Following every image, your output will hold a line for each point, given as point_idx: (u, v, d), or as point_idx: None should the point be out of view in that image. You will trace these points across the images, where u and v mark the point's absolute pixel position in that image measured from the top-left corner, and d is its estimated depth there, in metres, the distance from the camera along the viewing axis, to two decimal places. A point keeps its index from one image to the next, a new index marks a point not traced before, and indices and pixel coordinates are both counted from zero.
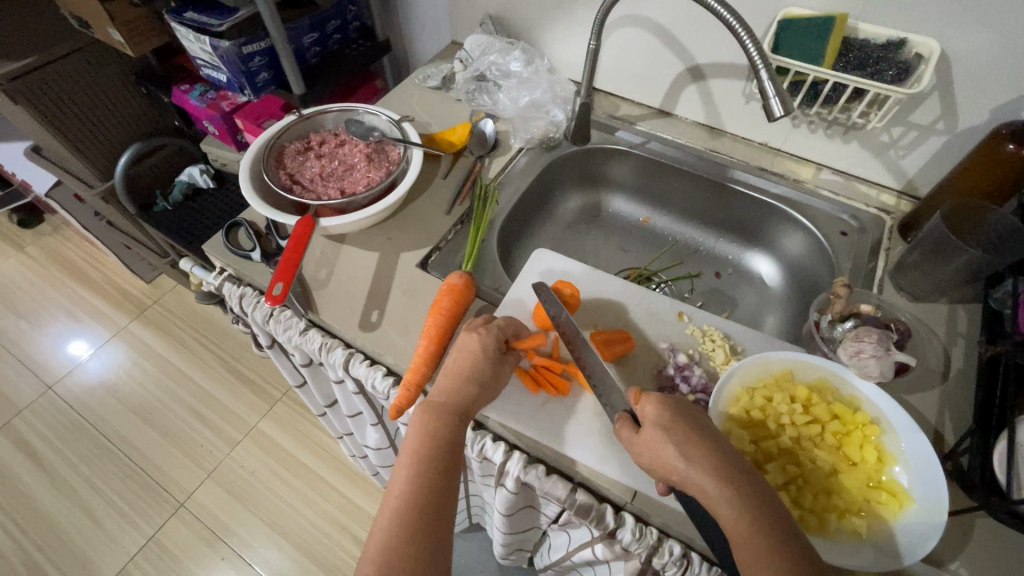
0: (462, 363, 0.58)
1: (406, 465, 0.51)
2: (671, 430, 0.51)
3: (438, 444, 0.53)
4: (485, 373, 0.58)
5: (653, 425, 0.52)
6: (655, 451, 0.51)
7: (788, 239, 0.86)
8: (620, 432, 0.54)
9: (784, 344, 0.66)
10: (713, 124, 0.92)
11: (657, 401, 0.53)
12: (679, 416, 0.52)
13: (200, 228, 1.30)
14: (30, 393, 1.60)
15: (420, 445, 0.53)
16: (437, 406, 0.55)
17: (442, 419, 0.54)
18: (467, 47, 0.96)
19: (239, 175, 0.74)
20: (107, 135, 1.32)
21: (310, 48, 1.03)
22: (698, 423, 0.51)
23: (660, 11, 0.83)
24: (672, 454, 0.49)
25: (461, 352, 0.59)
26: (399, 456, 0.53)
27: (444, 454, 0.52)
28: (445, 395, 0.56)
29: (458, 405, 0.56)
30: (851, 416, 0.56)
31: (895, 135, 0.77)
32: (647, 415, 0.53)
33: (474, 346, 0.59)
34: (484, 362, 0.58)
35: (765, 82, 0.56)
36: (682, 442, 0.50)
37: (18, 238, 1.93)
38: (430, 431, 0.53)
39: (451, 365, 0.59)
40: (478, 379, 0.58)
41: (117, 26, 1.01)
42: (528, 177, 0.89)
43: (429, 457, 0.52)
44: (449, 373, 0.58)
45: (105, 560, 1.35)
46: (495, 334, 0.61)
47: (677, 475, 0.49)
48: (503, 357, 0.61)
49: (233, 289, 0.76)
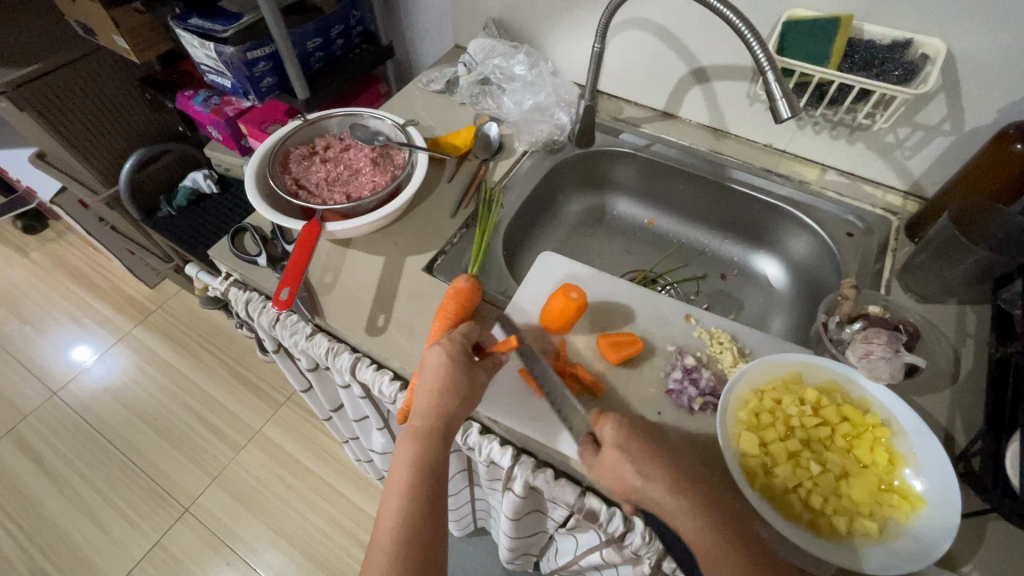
0: (431, 379, 0.56)
1: (396, 493, 0.53)
2: (626, 448, 0.52)
3: (424, 467, 0.53)
4: (461, 386, 0.56)
5: (609, 446, 0.53)
6: (614, 470, 0.52)
7: (794, 240, 0.86)
8: (582, 454, 0.55)
9: (792, 346, 0.66)
10: (716, 125, 0.92)
11: (614, 421, 0.54)
12: (633, 433, 0.53)
13: (204, 233, 1.31)
14: (35, 398, 1.61)
15: (407, 471, 0.53)
16: (418, 430, 0.55)
17: (424, 442, 0.54)
18: (471, 51, 0.97)
19: (245, 180, 0.74)
20: (111, 140, 1.32)
21: (314, 53, 1.03)
22: (649, 437, 0.53)
23: (663, 14, 0.83)
24: (630, 472, 0.51)
25: (429, 368, 0.56)
26: (389, 483, 0.54)
27: (429, 478, 0.53)
28: (423, 415, 0.55)
29: (437, 425, 0.55)
30: (861, 418, 0.56)
31: (900, 135, 0.77)
32: (606, 436, 0.53)
33: (439, 359, 0.56)
34: (453, 375, 0.56)
35: (772, 84, 0.56)
36: (637, 460, 0.51)
37: (23, 244, 1.94)
38: (413, 457, 0.54)
39: (421, 383, 0.56)
40: (451, 395, 0.55)
41: (122, 33, 1.02)
42: (533, 179, 0.89)
43: (416, 483, 0.53)
44: (421, 391, 0.56)
45: (110, 565, 1.35)
46: (458, 341, 0.59)
47: (637, 492, 0.51)
48: (470, 362, 0.58)
49: (239, 294, 0.76)
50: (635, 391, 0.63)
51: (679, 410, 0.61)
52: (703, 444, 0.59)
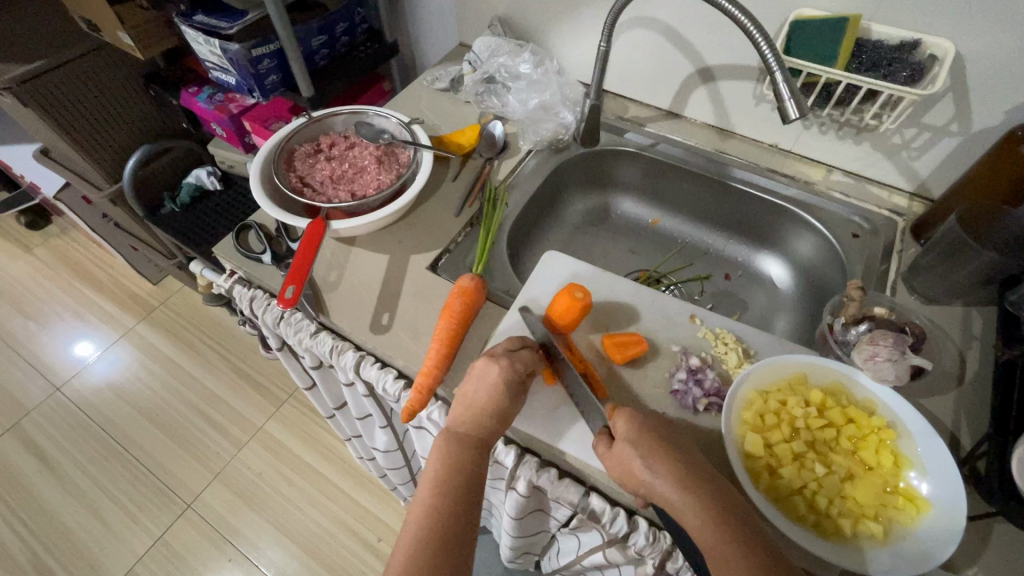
0: (482, 396, 0.55)
1: (425, 498, 0.52)
2: (638, 443, 0.52)
3: (458, 476, 0.53)
4: (506, 408, 0.55)
5: (622, 440, 0.53)
6: (623, 464, 0.52)
7: (799, 241, 0.86)
8: (597, 446, 0.56)
9: (797, 348, 0.66)
10: (722, 124, 0.92)
11: (628, 417, 0.54)
12: (647, 430, 0.53)
13: (208, 230, 1.31)
14: (38, 394, 1.61)
15: (437, 477, 0.53)
16: (458, 438, 0.55)
17: (463, 452, 0.54)
18: (476, 49, 0.96)
19: (250, 178, 0.74)
20: (116, 137, 1.33)
21: (318, 51, 1.03)
22: (665, 435, 0.53)
23: (670, 13, 0.83)
24: (638, 466, 0.51)
25: (481, 385, 0.56)
26: (419, 487, 0.53)
27: (463, 488, 0.52)
28: (465, 426, 0.55)
29: (477, 437, 0.55)
30: (867, 420, 0.56)
31: (907, 136, 0.76)
32: (619, 431, 0.54)
33: (494, 380, 0.55)
34: (506, 398, 0.55)
35: (780, 84, 0.55)
36: (647, 455, 0.51)
37: (26, 240, 1.94)
38: (449, 465, 0.53)
39: (468, 395, 0.56)
40: (499, 414, 0.55)
41: (127, 29, 1.02)
42: (538, 178, 0.88)
43: (449, 489, 0.52)
44: (467, 403, 0.56)
45: (112, 562, 1.35)
46: (516, 368, 0.56)
47: (644, 487, 0.51)
48: (523, 392, 0.57)
49: (243, 292, 0.76)
50: (640, 391, 0.63)
51: (683, 411, 0.61)
52: (708, 445, 0.59)
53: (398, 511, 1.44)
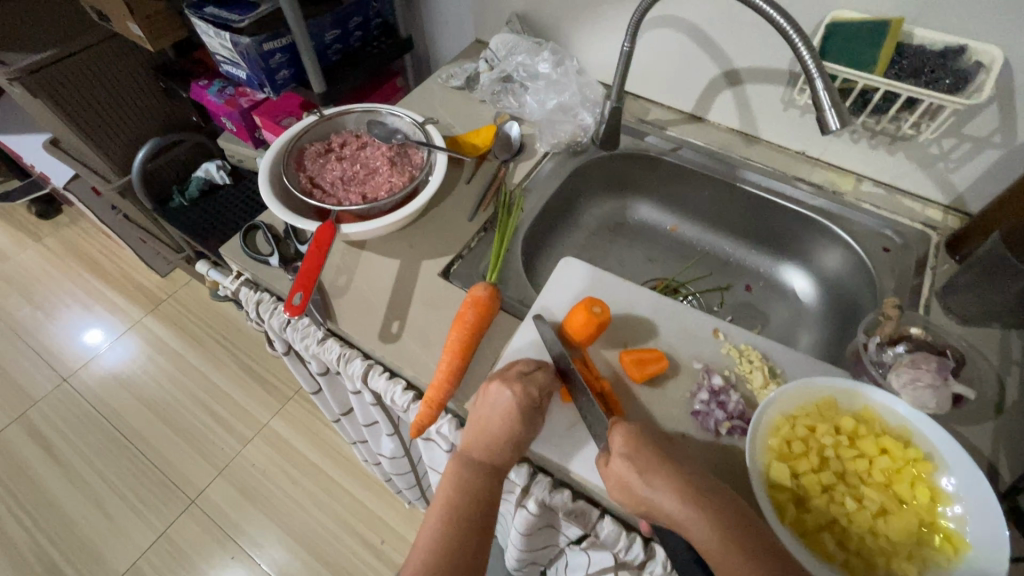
0: (496, 423, 0.53)
1: (434, 524, 0.50)
2: (634, 458, 0.51)
3: (471, 502, 0.51)
4: (520, 436, 0.53)
5: (617, 455, 0.51)
6: (621, 482, 0.51)
7: (825, 254, 0.83)
8: (597, 461, 0.54)
9: (826, 368, 0.62)
10: (747, 129, 0.88)
11: (624, 431, 0.52)
12: (645, 444, 0.52)
13: (217, 226, 1.29)
14: (45, 384, 1.61)
15: (448, 503, 0.51)
16: (472, 463, 0.53)
17: (476, 478, 0.52)
18: (493, 47, 0.93)
19: (259, 177, 0.72)
20: (127, 130, 1.31)
21: (331, 45, 1.00)
22: (660, 446, 0.52)
23: (696, 12, 0.79)
24: (636, 483, 0.50)
25: (495, 411, 0.53)
26: (430, 509, 0.52)
27: (474, 516, 0.50)
28: (478, 450, 0.53)
29: (490, 464, 0.53)
30: (902, 451, 0.52)
31: (945, 146, 0.73)
32: (614, 446, 0.52)
33: (509, 407, 0.53)
34: (520, 426, 0.53)
35: (821, 93, 0.52)
36: (644, 470, 0.50)
37: (36, 229, 1.94)
38: (461, 490, 0.51)
39: (482, 420, 0.54)
40: (514, 443, 0.53)
41: (138, 20, 0.99)
42: (554, 182, 0.86)
43: (460, 516, 0.50)
44: (480, 427, 0.54)
45: (115, 555, 1.35)
46: (531, 394, 0.54)
47: (645, 503, 0.50)
48: (540, 418, 0.55)
49: (249, 294, 0.74)
50: (660, 411, 0.60)
51: (704, 433, 0.58)
52: (729, 470, 0.56)
53: (401, 514, 1.42)
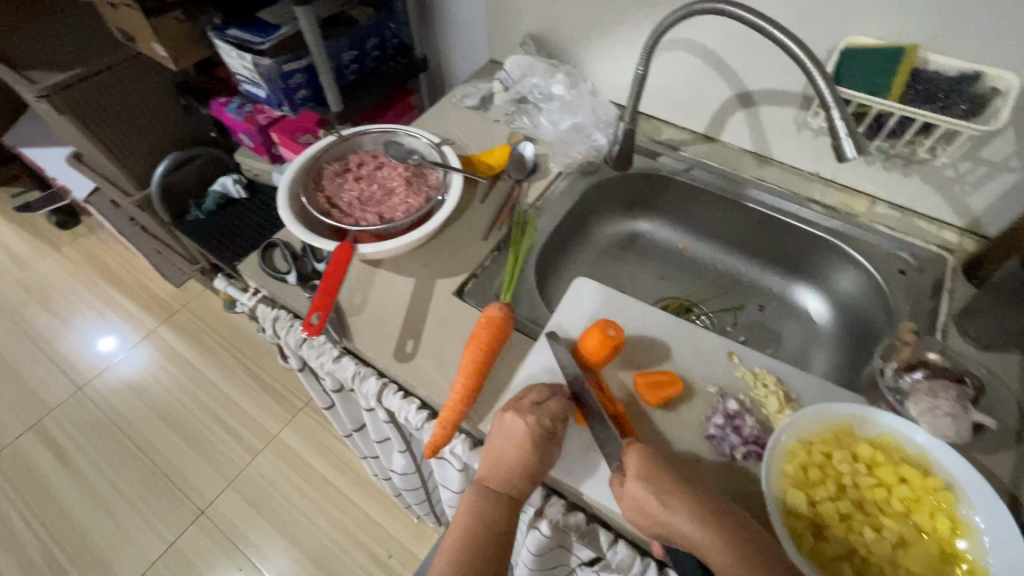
0: (510, 453, 0.53)
1: (450, 552, 0.51)
2: (651, 481, 0.50)
3: (487, 532, 0.52)
4: (534, 467, 0.53)
5: (634, 479, 0.51)
6: (638, 504, 0.51)
7: (840, 276, 0.83)
8: (611, 482, 0.54)
9: (842, 393, 0.62)
10: (760, 150, 0.88)
11: (639, 452, 0.52)
12: (660, 465, 0.52)
13: (233, 239, 1.31)
14: (60, 393, 1.63)
15: (463, 533, 0.52)
16: (488, 492, 0.54)
17: (491, 507, 0.53)
18: (508, 68, 0.95)
19: (278, 197, 0.73)
20: (148, 145, 1.34)
21: (349, 65, 1.02)
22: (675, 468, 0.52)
23: (709, 35, 0.80)
24: (654, 505, 0.49)
25: (509, 441, 0.54)
26: (447, 536, 0.53)
27: (492, 549, 0.51)
28: (494, 480, 0.54)
29: (505, 493, 0.54)
30: (922, 480, 0.52)
31: (961, 170, 0.72)
32: (630, 468, 0.52)
33: (521, 439, 0.53)
34: (534, 457, 0.53)
35: (836, 120, 0.53)
36: (662, 494, 0.50)
37: (56, 239, 1.98)
38: (477, 519, 0.52)
39: (496, 450, 0.54)
40: (528, 473, 0.53)
41: (162, 41, 1.03)
42: (567, 202, 0.86)
43: (477, 546, 0.51)
44: (494, 458, 0.54)
45: (125, 565, 1.35)
46: (544, 424, 0.54)
47: (663, 526, 0.49)
48: (554, 448, 0.55)
49: (266, 311, 0.74)
50: (675, 435, 0.60)
51: (719, 459, 0.58)
52: (745, 496, 0.55)
53: (409, 529, 1.41)
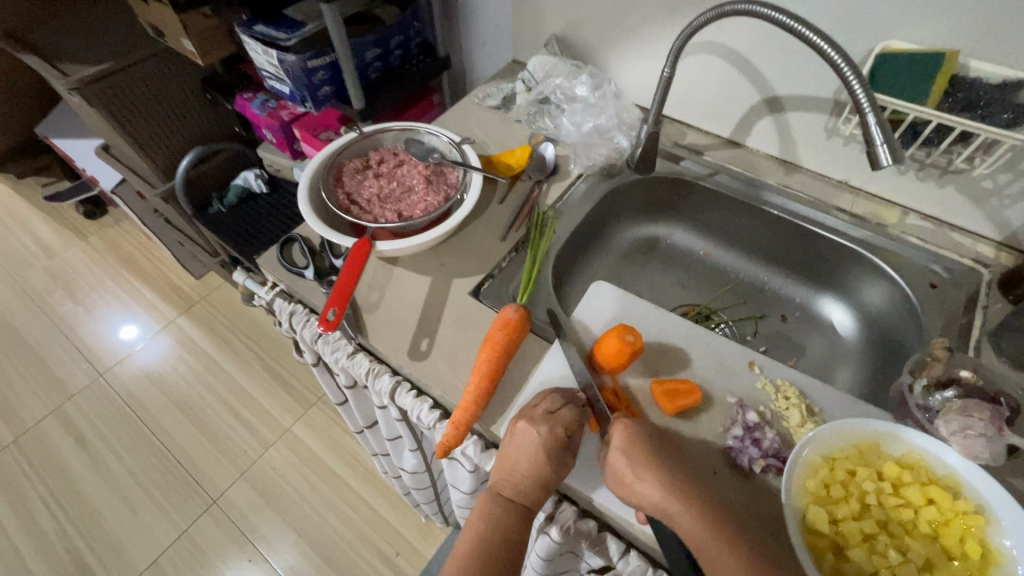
0: (524, 462, 0.53)
1: (463, 556, 0.50)
2: (629, 453, 0.52)
3: (501, 539, 0.51)
4: (549, 477, 0.52)
5: (615, 450, 0.52)
6: (616, 473, 0.52)
7: (867, 288, 0.80)
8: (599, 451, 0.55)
9: (867, 409, 0.60)
10: (787, 157, 0.86)
11: (626, 425, 0.53)
12: (643, 440, 0.52)
13: (253, 233, 1.32)
14: (82, 379, 1.67)
15: (477, 539, 0.51)
16: (501, 499, 0.53)
17: (505, 514, 0.52)
18: (530, 68, 0.95)
19: (298, 192, 0.74)
20: (173, 137, 1.37)
21: (372, 63, 1.03)
22: (659, 445, 0.52)
23: (738, 39, 0.79)
24: (628, 475, 0.51)
25: (523, 450, 0.53)
26: (459, 542, 0.52)
27: (506, 557, 0.50)
28: (509, 488, 0.53)
29: (519, 501, 0.53)
30: (951, 502, 0.50)
31: (999, 182, 0.70)
32: (613, 440, 0.53)
33: (535, 449, 0.52)
34: (548, 467, 0.52)
35: (872, 127, 0.51)
36: (637, 465, 0.51)
37: (83, 229, 2.02)
38: (491, 526, 0.52)
39: (510, 457, 0.54)
40: (542, 482, 0.52)
41: (190, 35, 1.04)
42: (587, 205, 0.85)
43: (490, 552, 0.50)
44: (508, 466, 0.54)
45: (138, 551, 1.38)
46: (558, 435, 0.53)
47: (636, 495, 0.51)
48: (568, 456, 0.54)
49: (284, 306, 0.75)
50: (693, 446, 0.58)
51: (738, 472, 0.56)
52: (766, 516, 0.53)
53: (417, 528, 1.41)
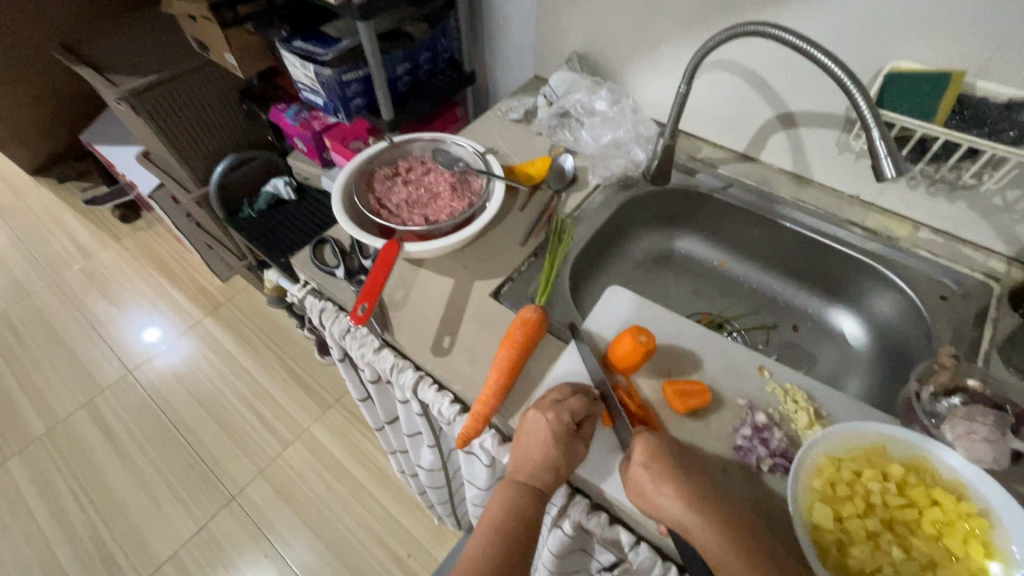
0: (535, 447, 0.56)
1: (484, 534, 0.54)
2: (651, 466, 0.53)
3: (517, 519, 0.54)
4: (559, 460, 0.55)
5: (636, 464, 0.54)
6: (637, 487, 0.54)
7: (878, 299, 0.82)
8: (620, 466, 0.57)
9: (875, 414, 0.62)
10: (800, 172, 0.89)
11: (649, 441, 0.55)
12: (664, 455, 0.54)
13: (280, 238, 1.38)
14: (112, 374, 1.73)
15: (495, 519, 0.54)
16: (517, 483, 0.56)
17: (522, 497, 0.55)
18: (552, 84, 0.99)
19: (332, 196, 0.78)
20: (210, 144, 1.44)
21: (401, 78, 1.08)
22: (679, 460, 0.54)
23: (753, 58, 0.82)
24: (650, 489, 0.53)
25: (534, 437, 0.56)
26: (479, 523, 0.55)
27: (521, 536, 0.53)
28: (524, 473, 0.56)
29: (533, 484, 0.56)
30: (955, 504, 0.51)
31: (1009, 198, 0.71)
32: (636, 455, 0.55)
33: (544, 435, 0.55)
34: (557, 450, 0.55)
35: (877, 142, 0.54)
36: (658, 479, 0.53)
37: (117, 231, 2.12)
38: (509, 507, 0.55)
39: (523, 443, 0.57)
40: (554, 467, 0.55)
41: (233, 49, 1.11)
42: (604, 214, 0.89)
43: (505, 530, 0.53)
44: (522, 453, 0.57)
45: (160, 543, 1.42)
46: (564, 420, 0.56)
47: (657, 509, 0.52)
48: (577, 443, 0.57)
49: (314, 302, 0.79)
50: (703, 445, 0.60)
51: (746, 470, 0.58)
52: (771, 512, 0.55)
53: (429, 530, 1.43)
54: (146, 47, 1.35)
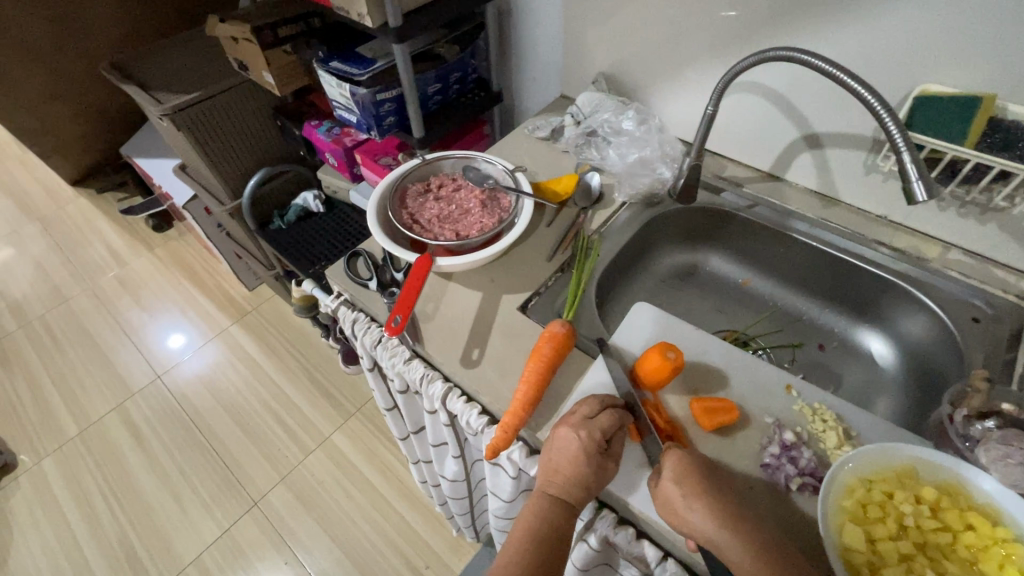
0: (565, 464, 0.57)
1: (514, 546, 0.55)
2: (682, 482, 0.54)
3: (548, 532, 0.55)
4: (589, 478, 0.56)
5: (667, 480, 0.54)
6: (667, 501, 0.54)
7: (907, 320, 0.81)
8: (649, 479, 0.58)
9: (906, 435, 0.61)
10: (827, 192, 0.90)
11: (679, 452, 0.56)
12: (695, 471, 0.55)
13: (309, 249, 1.42)
14: (142, 379, 1.79)
15: (525, 531, 0.55)
16: (547, 496, 0.57)
17: (551, 510, 0.56)
18: (579, 104, 1.02)
19: (367, 210, 0.81)
20: (245, 158, 1.50)
21: (432, 97, 1.12)
22: (709, 476, 0.55)
23: (779, 80, 0.84)
24: (680, 504, 0.53)
25: (565, 453, 0.57)
26: (509, 533, 0.56)
27: (551, 548, 0.55)
28: (554, 487, 0.57)
29: (563, 499, 0.57)
30: (991, 529, 0.50)
31: None
32: (666, 469, 0.55)
33: (575, 452, 0.56)
34: (588, 468, 0.56)
35: (907, 165, 0.54)
36: (689, 495, 0.53)
37: (150, 240, 2.19)
38: (539, 520, 0.56)
39: (555, 458, 0.58)
40: (584, 484, 0.56)
41: (272, 69, 1.17)
42: (629, 230, 0.90)
43: (536, 542, 0.55)
44: (552, 468, 0.58)
45: (183, 546, 1.45)
46: (595, 438, 0.57)
47: (686, 525, 0.53)
48: (607, 461, 0.57)
49: (347, 313, 0.82)
50: (731, 461, 0.61)
51: (775, 488, 0.58)
52: (800, 531, 0.55)
53: (446, 542, 1.44)
54: (189, 66, 1.42)
